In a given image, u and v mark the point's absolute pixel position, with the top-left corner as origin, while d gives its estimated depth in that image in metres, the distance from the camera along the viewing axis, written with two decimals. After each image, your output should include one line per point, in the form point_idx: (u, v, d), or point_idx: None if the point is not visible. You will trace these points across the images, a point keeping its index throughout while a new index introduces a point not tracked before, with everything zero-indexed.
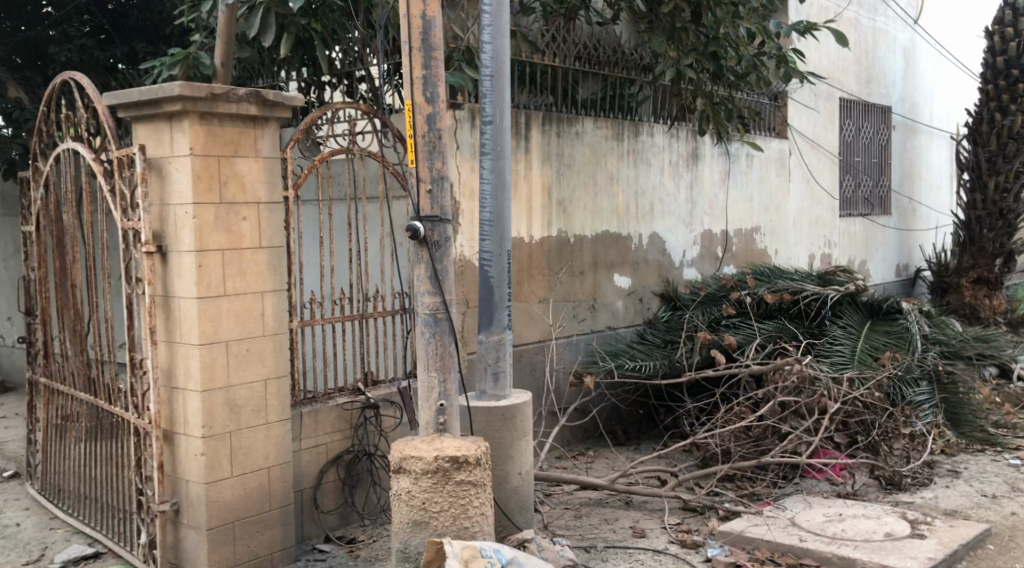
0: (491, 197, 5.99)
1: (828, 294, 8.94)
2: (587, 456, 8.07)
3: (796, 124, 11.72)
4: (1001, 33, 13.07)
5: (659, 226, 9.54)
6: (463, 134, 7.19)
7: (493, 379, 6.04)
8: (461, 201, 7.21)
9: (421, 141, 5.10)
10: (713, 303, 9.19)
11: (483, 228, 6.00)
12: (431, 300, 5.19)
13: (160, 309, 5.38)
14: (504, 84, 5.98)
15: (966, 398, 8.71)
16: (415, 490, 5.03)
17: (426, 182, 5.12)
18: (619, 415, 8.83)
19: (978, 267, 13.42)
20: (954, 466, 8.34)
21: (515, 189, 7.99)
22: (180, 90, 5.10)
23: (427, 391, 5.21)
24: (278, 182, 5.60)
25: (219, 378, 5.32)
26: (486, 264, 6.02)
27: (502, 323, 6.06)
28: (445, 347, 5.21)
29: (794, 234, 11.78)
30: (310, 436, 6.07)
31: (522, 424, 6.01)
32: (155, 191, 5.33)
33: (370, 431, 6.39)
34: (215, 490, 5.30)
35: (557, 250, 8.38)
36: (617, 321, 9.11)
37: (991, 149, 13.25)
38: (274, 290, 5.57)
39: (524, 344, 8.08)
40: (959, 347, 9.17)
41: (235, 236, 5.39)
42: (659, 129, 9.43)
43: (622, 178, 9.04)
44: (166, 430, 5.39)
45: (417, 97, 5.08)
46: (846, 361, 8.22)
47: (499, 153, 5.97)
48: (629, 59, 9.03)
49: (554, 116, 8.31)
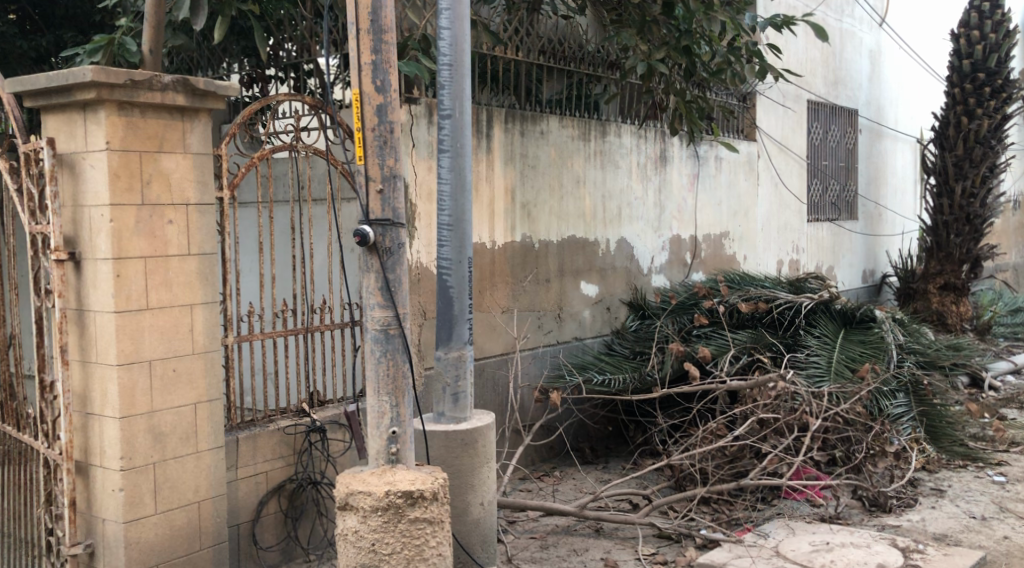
0: (451, 199, 5.42)
1: (802, 302, 8.49)
2: (553, 478, 7.52)
3: (764, 126, 11.28)
4: (967, 36, 12.79)
5: (627, 230, 9.02)
6: (420, 131, 6.65)
7: (452, 400, 5.48)
8: (417, 203, 6.64)
9: (370, 135, 4.52)
10: (684, 312, 8.59)
11: (442, 232, 5.44)
12: (382, 314, 4.60)
13: (74, 324, 4.75)
14: (465, 74, 5.42)
15: (943, 412, 8.19)
16: (364, 529, 4.45)
17: (377, 182, 4.53)
18: (586, 431, 8.32)
19: (945, 273, 13.00)
20: (937, 484, 7.79)
21: (476, 191, 7.42)
22: (93, 75, 4.47)
23: (377, 417, 4.62)
24: (210, 180, 5.01)
25: (140, 403, 4.72)
26: (445, 273, 5.46)
27: (462, 338, 5.49)
28: (398, 367, 4.63)
29: (763, 240, 11.34)
30: (247, 464, 5.48)
31: (484, 450, 5.45)
32: (68, 190, 4.71)
33: (315, 457, 5.82)
34: (136, 530, 4.68)
35: (521, 256, 7.83)
36: (584, 331, 8.59)
37: (957, 154, 12.91)
38: (205, 302, 4.98)
39: (486, 357, 7.50)
40: (935, 356, 8.67)
41: (159, 242, 4.79)
42: (626, 129, 8.92)
43: (589, 180, 8.51)
44: (80, 461, 4.77)
45: (365, 86, 4.50)
46: (823, 374, 7.74)
47: (459, 151, 5.42)
48: (596, 57, 8.52)
49: (517, 115, 7.75)
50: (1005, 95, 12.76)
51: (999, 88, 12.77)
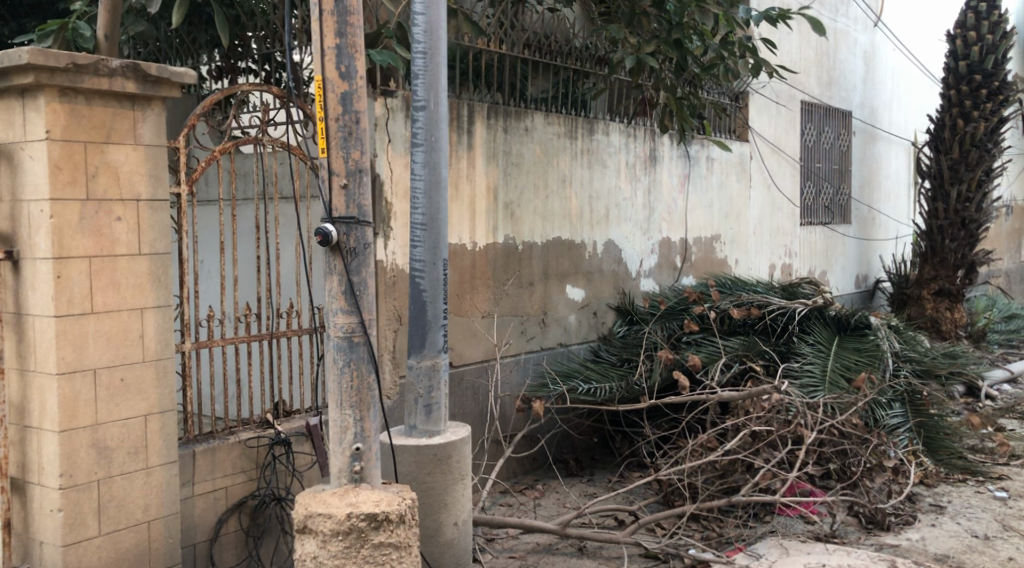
0: (424, 196, 5.07)
1: (796, 308, 8.17)
2: (535, 491, 7.17)
3: (756, 126, 10.94)
4: (964, 37, 12.50)
5: (615, 232, 8.67)
6: (397, 125, 6.27)
7: (424, 412, 5.13)
8: (393, 201, 6.25)
9: (333, 125, 4.17)
10: (673, 317, 8.29)
11: (415, 232, 5.09)
12: (345, 320, 4.24)
13: (12, 328, 4.41)
14: (440, 62, 5.08)
15: (940, 423, 7.83)
16: (323, 555, 4.08)
17: (340, 176, 4.18)
18: (570, 442, 7.96)
19: (940, 278, 12.62)
20: (937, 499, 7.44)
21: (456, 191, 7.05)
22: (29, 57, 4.13)
23: (340, 432, 4.27)
24: (163, 174, 4.64)
25: (83, 415, 4.35)
26: (418, 275, 5.11)
27: (437, 345, 5.14)
28: (363, 378, 4.27)
29: (755, 243, 10.99)
30: (205, 479, 5.13)
31: (459, 466, 5.10)
32: (7, 182, 4.37)
33: (280, 471, 5.46)
34: (76, 554, 4.32)
35: (503, 258, 7.47)
36: (569, 337, 8.23)
37: (953, 157, 12.62)
38: (157, 306, 4.62)
39: (466, 364, 7.15)
40: (932, 365, 8.26)
41: (106, 240, 4.43)
42: (615, 127, 8.58)
43: (575, 179, 8.15)
44: (18, 478, 4.42)
45: (328, 71, 4.16)
46: (818, 383, 7.41)
47: (433, 145, 5.07)
48: (583, 52, 8.18)
49: (500, 110, 7.39)
50: (1002, 98, 12.48)
51: (996, 90, 12.48)
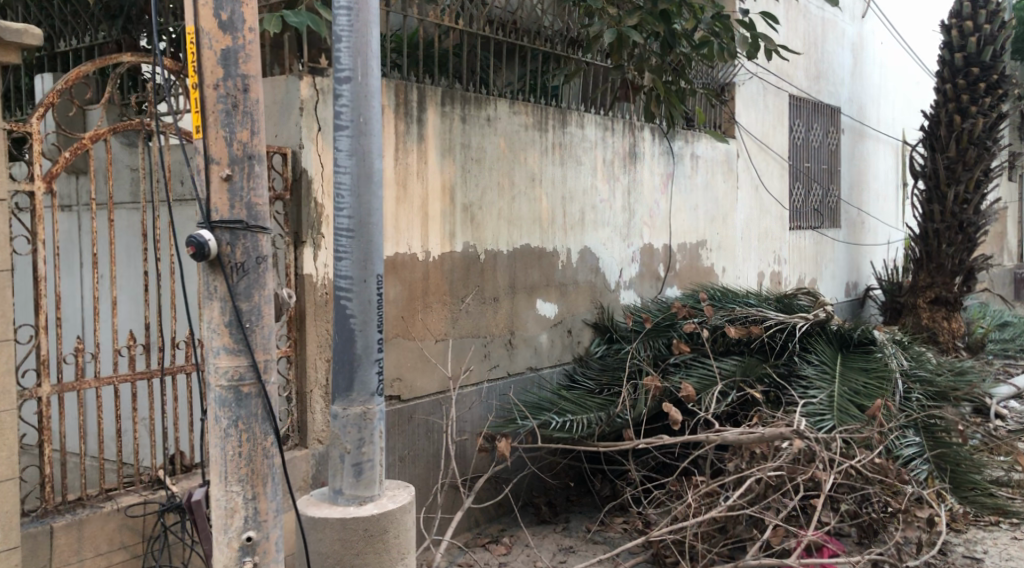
0: (350, 194, 3.93)
1: (795, 323, 7.08)
2: (501, 546, 6.06)
3: (744, 121, 9.88)
4: (960, 28, 11.48)
5: (591, 239, 7.54)
6: (328, 109, 5.11)
7: (353, 474, 3.98)
8: (324, 203, 5.08)
9: (210, 95, 3.11)
10: (660, 335, 7.20)
11: (339, 239, 3.95)
12: (231, 364, 3.19)
13: None
14: (370, 21, 3.93)
15: (960, 452, 6.54)
16: None
17: (222, 165, 3.12)
18: (542, 484, 6.82)
19: (936, 286, 11.52)
20: (970, 550, 6.35)
21: (403, 191, 5.90)
22: None
23: (225, 517, 3.23)
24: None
25: None
26: (343, 297, 3.97)
27: (369, 387, 3.99)
28: (254, 442, 3.22)
29: (743, 250, 9.91)
30: (68, 563, 4.02)
31: (396, 542, 3.97)
32: None
33: (173, 544, 4.33)
34: None
35: (462, 270, 6.32)
36: (541, 359, 7.09)
37: (949, 156, 11.39)
38: None
39: (418, 398, 6.02)
40: (946, 387, 7.03)
41: None
42: (590, 118, 7.46)
43: (545, 177, 7.01)
44: None
45: (203, 20, 3.10)
46: (825, 412, 6.31)
47: (362, 127, 3.94)
48: (554, 33, 7.08)
49: (457, 95, 6.25)
50: (1001, 92, 11.32)
51: (995, 83, 11.32)
